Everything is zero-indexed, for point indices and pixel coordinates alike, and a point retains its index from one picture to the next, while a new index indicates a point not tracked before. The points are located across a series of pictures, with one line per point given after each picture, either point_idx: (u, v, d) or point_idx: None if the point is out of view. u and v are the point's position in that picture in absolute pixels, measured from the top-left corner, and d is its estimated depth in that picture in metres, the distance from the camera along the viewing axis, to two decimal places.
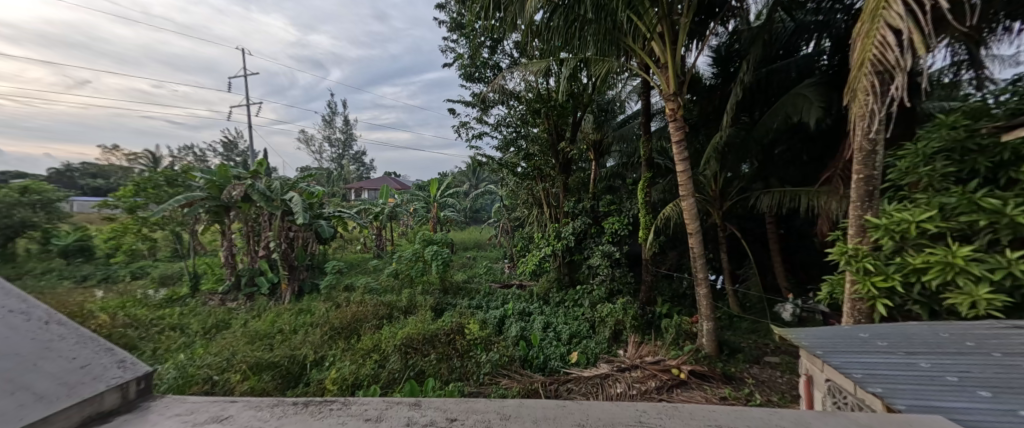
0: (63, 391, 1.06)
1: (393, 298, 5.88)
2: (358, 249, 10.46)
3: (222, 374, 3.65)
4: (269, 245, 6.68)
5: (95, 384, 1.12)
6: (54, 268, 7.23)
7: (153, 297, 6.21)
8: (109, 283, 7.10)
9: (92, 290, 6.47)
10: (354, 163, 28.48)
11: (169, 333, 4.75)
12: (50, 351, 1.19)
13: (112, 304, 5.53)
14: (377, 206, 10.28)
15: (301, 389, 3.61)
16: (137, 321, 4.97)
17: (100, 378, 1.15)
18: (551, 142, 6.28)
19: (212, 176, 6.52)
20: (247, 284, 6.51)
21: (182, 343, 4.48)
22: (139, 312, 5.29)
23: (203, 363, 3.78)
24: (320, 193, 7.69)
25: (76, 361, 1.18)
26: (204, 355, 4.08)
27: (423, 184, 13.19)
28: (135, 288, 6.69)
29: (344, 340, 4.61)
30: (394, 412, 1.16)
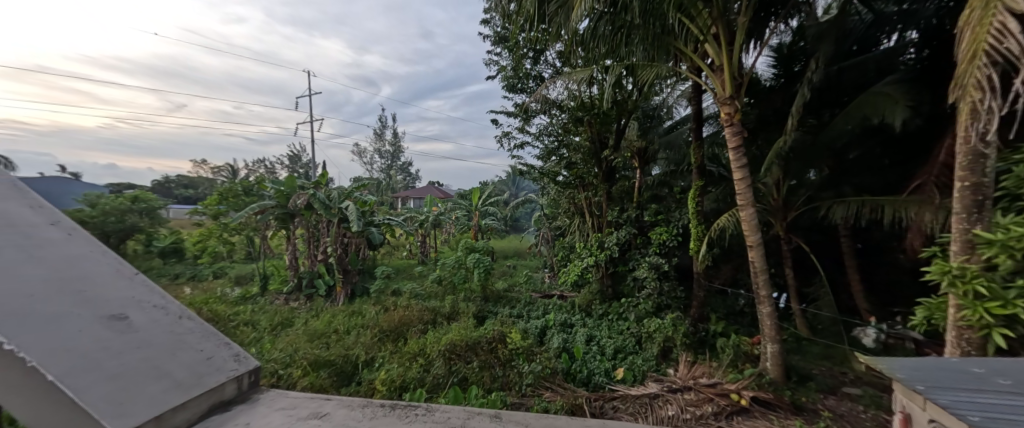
0: (190, 382, 1.69)
1: (436, 304, 6.02)
2: (404, 255, 10.84)
3: (286, 368, 3.95)
4: (325, 250, 7.06)
5: (206, 376, 1.77)
6: (154, 267, 8.25)
7: (230, 295, 6.84)
8: (195, 281, 7.93)
9: (182, 287, 7.26)
10: (401, 173, 29.85)
11: (244, 328, 5.18)
12: (180, 350, 1.84)
13: (198, 299, 6.16)
14: (422, 214, 10.64)
15: (353, 388, 3.77)
16: (218, 315, 5.48)
17: (205, 371, 1.79)
18: (594, 151, 6.13)
19: (281, 186, 7.06)
20: (307, 285, 6.93)
21: (253, 338, 4.86)
22: (219, 308, 5.83)
23: (270, 357, 4.11)
24: (373, 202, 7.97)
25: (194, 361, 1.81)
26: (272, 350, 4.39)
27: (465, 193, 13.46)
28: (216, 286, 7.42)
29: (392, 343, 4.76)
30: (476, 421, 1.64)
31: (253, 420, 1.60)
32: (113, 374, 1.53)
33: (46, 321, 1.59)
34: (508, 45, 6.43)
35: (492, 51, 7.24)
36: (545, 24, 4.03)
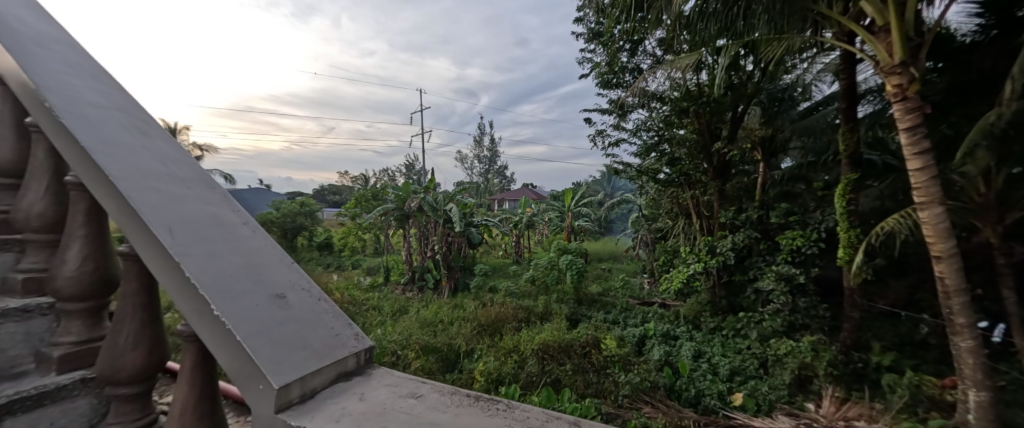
0: (329, 349, 0.96)
1: (530, 302, 6.05)
2: (500, 254, 11.23)
3: (403, 349, 4.37)
4: (432, 247, 7.65)
5: (340, 348, 1.00)
6: (310, 257, 10.08)
7: (362, 284, 7.95)
8: (337, 269, 9.42)
9: (328, 274, 8.72)
10: (497, 176, 31.21)
11: (372, 311, 5.92)
12: (324, 317, 1.07)
13: (338, 286, 7.29)
14: (517, 216, 10.84)
15: (455, 376, 4.00)
16: (354, 299, 6.40)
17: (342, 342, 1.03)
18: (703, 144, 5.45)
19: (399, 191, 7.87)
20: (418, 278, 7.62)
21: (379, 321, 5.52)
22: (354, 293, 6.80)
23: (391, 338, 4.61)
24: (472, 204, 8.33)
25: (338, 334, 1.04)
26: (392, 332, 4.94)
27: (558, 193, 13.37)
28: (350, 275, 8.71)
29: (489, 337, 4.91)
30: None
31: (364, 391, 0.93)
32: (270, 336, 0.84)
33: (221, 257, 0.90)
34: (602, 40, 6.14)
35: (586, 48, 7.02)
36: (643, 11, 3.73)
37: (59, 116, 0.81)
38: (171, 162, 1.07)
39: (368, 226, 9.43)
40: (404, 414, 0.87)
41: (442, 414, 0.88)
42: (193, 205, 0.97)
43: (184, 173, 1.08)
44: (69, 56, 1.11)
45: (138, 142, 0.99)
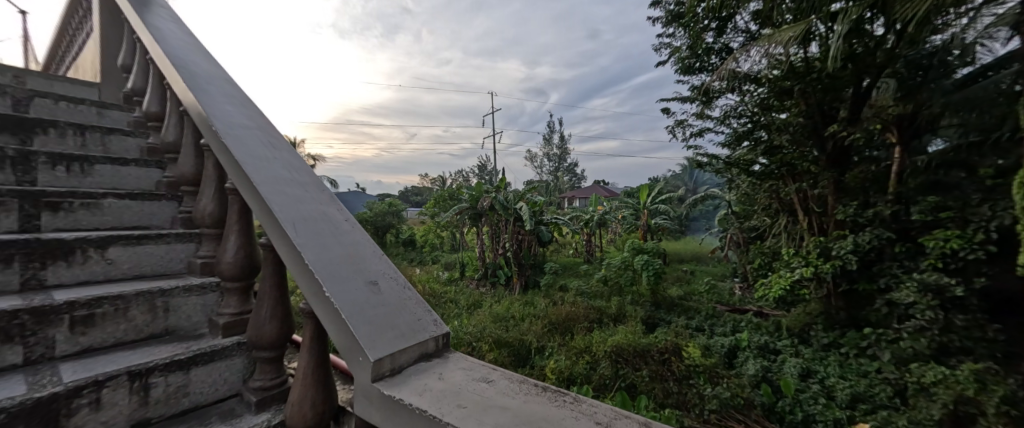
0: (417, 331, 1.09)
1: (602, 303, 5.80)
2: (570, 253, 11.03)
3: (477, 340, 4.49)
4: (503, 245, 7.74)
5: (424, 331, 1.11)
6: (394, 252, 10.90)
7: (440, 278, 8.38)
8: (419, 264, 10.03)
9: (409, 268, 9.34)
10: (567, 174, 30.79)
11: (449, 303, 6.20)
12: (412, 301, 1.19)
13: (419, 278, 7.76)
14: (587, 214, 10.52)
15: (526, 371, 4.00)
16: (433, 291, 6.76)
17: (428, 325, 1.14)
18: (814, 128, 4.61)
19: (472, 191, 8.07)
20: (491, 274, 7.81)
21: (455, 313, 5.75)
22: (432, 286, 7.18)
23: (466, 330, 4.76)
24: (542, 202, 8.19)
25: (425, 318, 1.15)
26: (467, 324, 5.10)
27: (633, 190, 12.71)
28: (429, 270, 9.23)
29: (561, 336, 4.81)
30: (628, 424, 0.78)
31: (442, 371, 1.02)
32: (366, 317, 1.01)
33: (328, 248, 1.15)
34: (683, 22, 5.63)
35: (664, 32, 6.52)
36: None
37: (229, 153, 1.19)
38: (296, 172, 1.39)
39: (445, 224, 9.90)
40: (477, 396, 0.92)
41: (513, 398, 0.91)
42: (311, 210, 1.23)
43: (303, 180, 1.39)
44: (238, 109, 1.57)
45: (270, 165, 1.34)
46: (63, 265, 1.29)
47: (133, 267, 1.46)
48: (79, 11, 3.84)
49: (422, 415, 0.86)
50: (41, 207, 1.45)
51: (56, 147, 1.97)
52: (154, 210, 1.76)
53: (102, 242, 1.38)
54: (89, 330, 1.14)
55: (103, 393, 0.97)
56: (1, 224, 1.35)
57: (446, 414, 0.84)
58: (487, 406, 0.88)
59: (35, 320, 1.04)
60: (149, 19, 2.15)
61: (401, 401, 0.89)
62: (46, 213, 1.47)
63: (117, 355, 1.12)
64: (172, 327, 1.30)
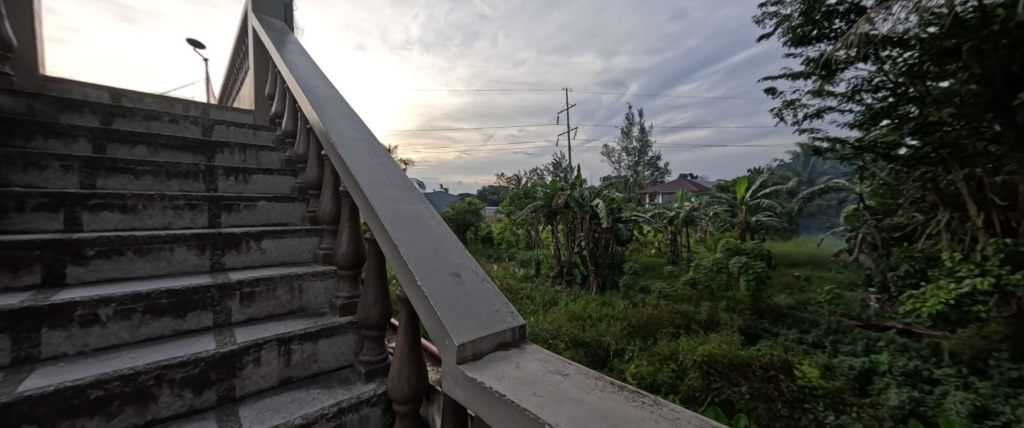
0: (494, 321, 1.29)
1: (690, 308, 5.29)
2: (653, 252, 10.29)
3: (553, 339, 4.41)
4: (579, 243, 7.48)
5: (501, 322, 1.30)
6: (472, 248, 11.24)
7: (515, 274, 8.41)
8: (495, 260, 10.20)
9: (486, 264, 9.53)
10: (648, 169, 28.97)
11: (524, 300, 6.20)
12: (490, 294, 1.41)
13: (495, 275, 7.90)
14: (672, 210, 9.72)
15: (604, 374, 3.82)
16: (509, 287, 6.83)
17: (505, 317, 1.34)
18: (998, 96, 3.56)
19: (547, 189, 7.88)
20: (566, 272, 7.61)
21: (530, 310, 5.72)
22: (508, 282, 7.25)
23: (542, 327, 4.70)
24: (620, 198, 7.63)
25: (502, 310, 1.36)
26: (543, 321, 5.02)
27: (727, 184, 11.42)
28: (505, 266, 9.32)
29: (642, 340, 4.49)
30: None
31: (519, 362, 1.18)
32: (451, 305, 1.27)
33: (422, 251, 1.47)
34: None
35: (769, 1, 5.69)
36: None
37: (354, 183, 1.62)
38: (399, 193, 1.79)
39: (520, 221, 9.91)
40: (553, 387, 1.05)
41: (588, 394, 1.01)
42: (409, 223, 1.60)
43: (405, 198, 1.78)
44: (356, 145, 2.04)
45: (380, 184, 1.79)
46: (235, 253, 1.95)
47: (279, 254, 2.09)
48: (242, 49, 4.87)
49: (503, 399, 1.03)
50: (221, 209, 2.21)
51: (228, 160, 2.81)
52: (291, 210, 2.50)
53: (256, 236, 2.01)
54: (252, 303, 1.71)
55: (261, 354, 1.48)
56: (201, 221, 2.14)
57: (524, 401, 1.00)
58: (562, 397, 1.01)
59: (221, 293, 1.62)
60: (287, 59, 3.02)
61: (484, 384, 1.09)
62: (223, 212, 2.22)
63: (269, 325, 1.68)
64: (302, 304, 1.85)
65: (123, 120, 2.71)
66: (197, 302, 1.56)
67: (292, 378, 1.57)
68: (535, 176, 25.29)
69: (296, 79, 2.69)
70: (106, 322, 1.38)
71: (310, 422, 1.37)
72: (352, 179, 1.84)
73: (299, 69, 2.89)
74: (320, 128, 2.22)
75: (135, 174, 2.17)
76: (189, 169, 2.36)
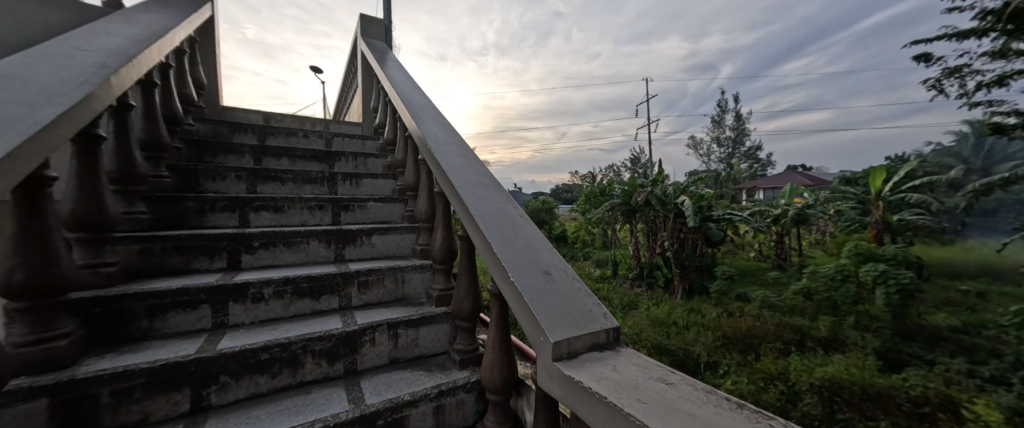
0: (588, 322, 1.24)
1: (803, 322, 4.53)
2: (751, 256, 9.10)
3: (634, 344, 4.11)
4: (662, 243, 6.85)
5: (594, 323, 1.24)
6: None
7: (591, 275, 8.08)
8: (570, 260, 9.93)
9: None
10: (746, 163, 25.85)
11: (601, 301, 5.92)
12: (581, 293, 1.37)
13: None
14: (777, 208, 8.45)
15: None
16: None
17: (598, 318, 1.27)
18: None
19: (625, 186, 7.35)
20: (647, 274, 7.08)
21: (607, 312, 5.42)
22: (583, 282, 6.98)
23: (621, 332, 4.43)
24: (710, 195, 6.82)
25: (595, 310, 1.30)
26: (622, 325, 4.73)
27: (852, 178, 9.59)
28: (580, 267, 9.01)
29: (739, 353, 3.96)
30: None
31: (617, 363, 1.11)
32: (543, 302, 1.27)
33: (514, 248, 1.49)
34: None
35: None
36: None
37: (449, 184, 1.73)
38: (489, 191, 1.84)
39: (596, 220, 9.51)
40: (657, 395, 0.95)
41: (700, 407, 0.90)
42: (500, 219, 1.64)
43: (494, 195, 1.83)
44: (448, 148, 2.16)
45: (470, 182, 1.87)
46: (353, 246, 2.58)
47: (383, 248, 2.67)
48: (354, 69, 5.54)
49: (603, 400, 0.98)
50: (340, 210, 2.84)
51: (344, 166, 3.47)
52: (391, 211, 3.05)
53: (367, 233, 2.61)
54: (367, 290, 2.31)
55: (375, 335, 2.00)
56: (326, 219, 2.80)
57: (627, 406, 0.93)
58: (670, 408, 0.91)
59: (344, 280, 2.24)
60: (389, 72, 3.31)
61: (581, 383, 1.05)
62: (342, 211, 2.85)
63: (379, 309, 2.26)
64: (403, 291, 2.42)
65: (272, 136, 3.58)
66: (329, 286, 2.19)
67: (399, 358, 2.08)
68: (613, 174, 24.25)
69: (394, 90, 2.95)
70: (269, 299, 2.04)
71: (416, 399, 1.77)
72: (446, 179, 1.95)
73: (397, 79, 3.18)
74: (417, 131, 2.40)
75: (281, 180, 2.92)
76: (319, 176, 3.06)
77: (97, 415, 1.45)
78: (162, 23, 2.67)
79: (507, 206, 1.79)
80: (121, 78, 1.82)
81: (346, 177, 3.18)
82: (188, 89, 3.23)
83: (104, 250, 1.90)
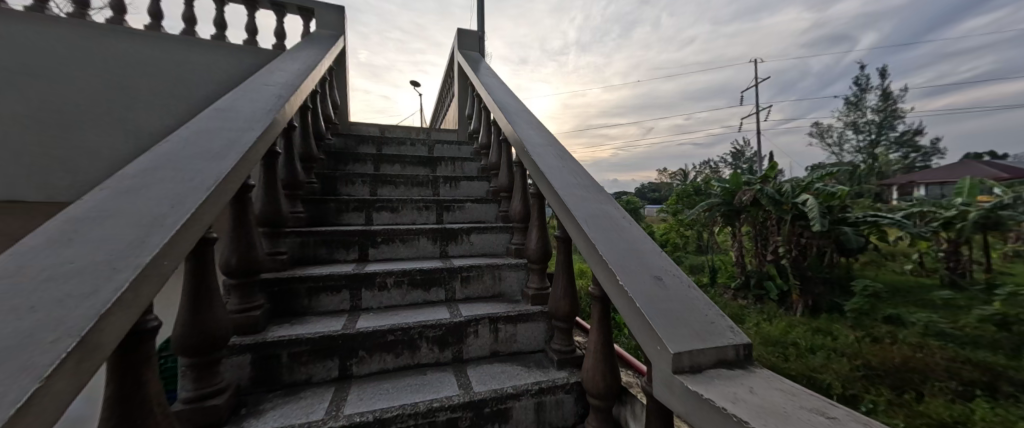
0: (711, 335, 1.18)
1: (990, 357, 3.49)
2: (905, 269, 7.17)
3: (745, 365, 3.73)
4: (776, 250, 5.65)
5: (719, 337, 1.18)
6: None
7: None
8: None
9: None
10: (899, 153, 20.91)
11: None
12: (699, 303, 1.30)
13: None
14: (950, 208, 6.35)
15: None
16: None
17: (724, 332, 1.20)
18: None
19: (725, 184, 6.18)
20: (756, 285, 5.89)
21: None
22: None
23: None
24: (845, 192, 5.30)
25: (718, 323, 1.23)
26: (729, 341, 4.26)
27: None
28: None
29: (891, 390, 3.24)
30: None
31: (755, 385, 1.04)
32: (659, 310, 1.24)
33: (622, 253, 1.48)
34: None
35: None
36: None
37: (552, 188, 1.78)
38: (590, 194, 1.85)
39: (690, 221, 8.34)
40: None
41: None
42: (605, 223, 1.63)
43: (594, 198, 1.82)
44: (544, 151, 2.22)
45: (569, 185, 1.90)
46: (455, 244, 2.83)
47: (481, 246, 2.89)
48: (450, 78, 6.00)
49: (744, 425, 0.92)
50: (444, 210, 3.13)
51: (447, 170, 3.85)
52: (488, 211, 3.26)
53: (466, 232, 2.85)
54: (469, 284, 2.52)
55: (479, 327, 2.17)
56: (433, 218, 3.11)
57: None
58: None
59: (450, 274, 2.48)
60: (484, 79, 3.54)
61: (712, 402, 1.00)
62: (446, 212, 3.14)
63: (479, 303, 2.45)
64: (499, 287, 2.57)
65: (387, 145, 4.10)
66: (438, 278, 2.45)
67: (499, 351, 2.22)
68: (714, 170, 21.60)
69: (490, 96, 3.14)
70: (391, 288, 2.37)
71: (518, 393, 1.87)
72: (544, 181, 2.01)
73: (490, 85, 3.36)
74: (513, 135, 2.52)
75: (396, 184, 3.33)
76: (424, 180, 3.43)
77: (280, 372, 1.87)
78: (313, 57, 3.27)
79: (609, 209, 1.78)
80: (291, 104, 2.30)
81: (446, 180, 3.50)
82: (327, 109, 3.89)
83: (279, 241, 2.41)
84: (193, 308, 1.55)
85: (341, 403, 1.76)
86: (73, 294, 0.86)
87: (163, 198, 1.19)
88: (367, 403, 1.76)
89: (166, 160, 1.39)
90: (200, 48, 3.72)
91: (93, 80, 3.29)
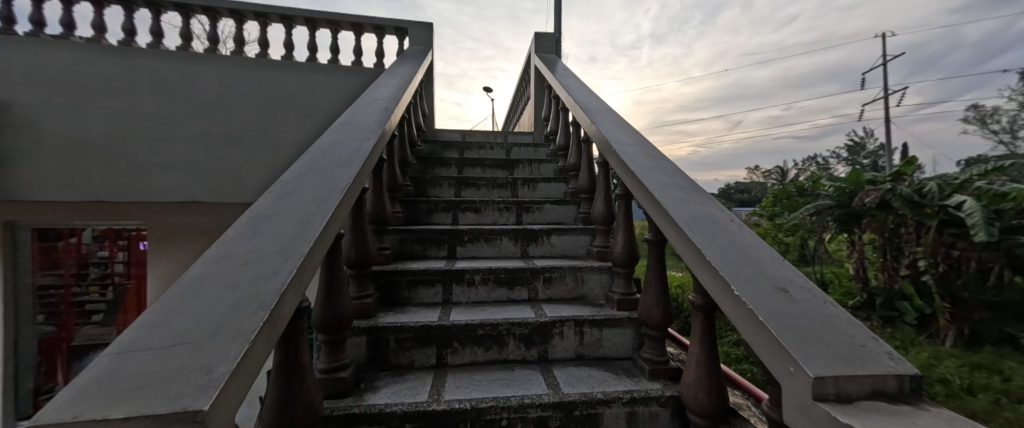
0: (862, 360, 1.00)
1: None
2: None
3: None
4: (913, 262, 3.79)
5: (874, 364, 1.00)
6: None
7: None
8: None
9: None
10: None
11: None
12: (841, 321, 1.12)
13: None
14: None
15: None
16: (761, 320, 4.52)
17: (879, 358, 1.01)
18: None
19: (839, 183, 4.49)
20: (880, 305, 4.02)
21: None
22: None
23: None
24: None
25: (870, 346, 1.04)
26: None
27: None
28: None
29: None
30: None
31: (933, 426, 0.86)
32: (789, 327, 1.09)
33: (737, 260, 1.33)
34: None
35: None
36: None
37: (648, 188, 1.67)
38: (690, 195, 1.70)
39: (790, 229, 6.51)
40: None
41: None
42: (712, 228, 1.48)
43: (696, 199, 1.67)
44: (634, 151, 2.11)
45: (665, 185, 1.77)
46: (535, 244, 2.86)
47: (561, 247, 2.87)
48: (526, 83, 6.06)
49: None
50: (524, 210, 3.18)
51: (524, 172, 3.90)
52: (567, 213, 3.23)
53: (547, 233, 2.86)
54: (551, 285, 2.52)
55: (565, 328, 2.16)
56: (513, 219, 3.18)
57: None
58: None
59: (533, 274, 2.50)
60: (562, 80, 3.51)
61: None
62: (525, 213, 3.19)
63: (562, 304, 2.43)
64: (581, 290, 2.52)
65: (468, 149, 4.28)
66: (522, 277, 2.49)
67: (584, 355, 2.17)
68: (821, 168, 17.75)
69: (569, 96, 3.09)
70: (478, 285, 2.47)
71: (608, 400, 1.80)
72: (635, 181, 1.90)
73: (570, 85, 3.32)
74: (596, 134, 2.43)
75: (479, 186, 3.48)
76: (504, 182, 3.53)
77: (389, 355, 2.07)
78: (410, 71, 3.59)
79: (713, 211, 1.62)
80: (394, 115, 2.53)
81: (525, 182, 3.56)
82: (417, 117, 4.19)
83: (383, 238, 2.67)
84: (327, 294, 1.80)
85: (442, 388, 1.89)
86: (262, 275, 1.05)
87: (309, 200, 1.40)
88: (464, 391, 1.86)
89: (305, 168, 1.63)
90: (323, 72, 4.31)
91: (245, 102, 4.02)
